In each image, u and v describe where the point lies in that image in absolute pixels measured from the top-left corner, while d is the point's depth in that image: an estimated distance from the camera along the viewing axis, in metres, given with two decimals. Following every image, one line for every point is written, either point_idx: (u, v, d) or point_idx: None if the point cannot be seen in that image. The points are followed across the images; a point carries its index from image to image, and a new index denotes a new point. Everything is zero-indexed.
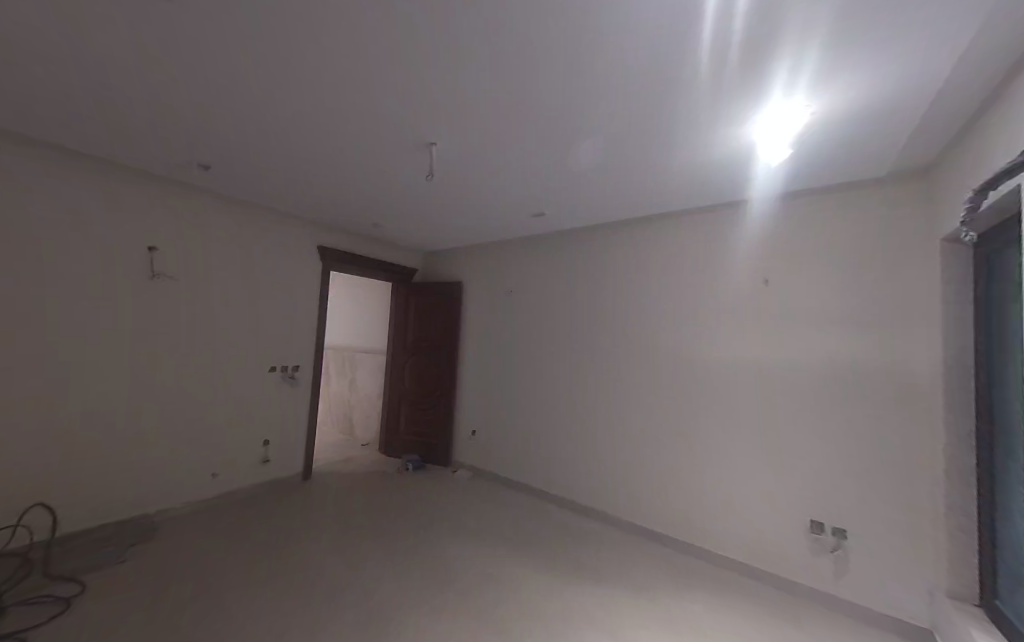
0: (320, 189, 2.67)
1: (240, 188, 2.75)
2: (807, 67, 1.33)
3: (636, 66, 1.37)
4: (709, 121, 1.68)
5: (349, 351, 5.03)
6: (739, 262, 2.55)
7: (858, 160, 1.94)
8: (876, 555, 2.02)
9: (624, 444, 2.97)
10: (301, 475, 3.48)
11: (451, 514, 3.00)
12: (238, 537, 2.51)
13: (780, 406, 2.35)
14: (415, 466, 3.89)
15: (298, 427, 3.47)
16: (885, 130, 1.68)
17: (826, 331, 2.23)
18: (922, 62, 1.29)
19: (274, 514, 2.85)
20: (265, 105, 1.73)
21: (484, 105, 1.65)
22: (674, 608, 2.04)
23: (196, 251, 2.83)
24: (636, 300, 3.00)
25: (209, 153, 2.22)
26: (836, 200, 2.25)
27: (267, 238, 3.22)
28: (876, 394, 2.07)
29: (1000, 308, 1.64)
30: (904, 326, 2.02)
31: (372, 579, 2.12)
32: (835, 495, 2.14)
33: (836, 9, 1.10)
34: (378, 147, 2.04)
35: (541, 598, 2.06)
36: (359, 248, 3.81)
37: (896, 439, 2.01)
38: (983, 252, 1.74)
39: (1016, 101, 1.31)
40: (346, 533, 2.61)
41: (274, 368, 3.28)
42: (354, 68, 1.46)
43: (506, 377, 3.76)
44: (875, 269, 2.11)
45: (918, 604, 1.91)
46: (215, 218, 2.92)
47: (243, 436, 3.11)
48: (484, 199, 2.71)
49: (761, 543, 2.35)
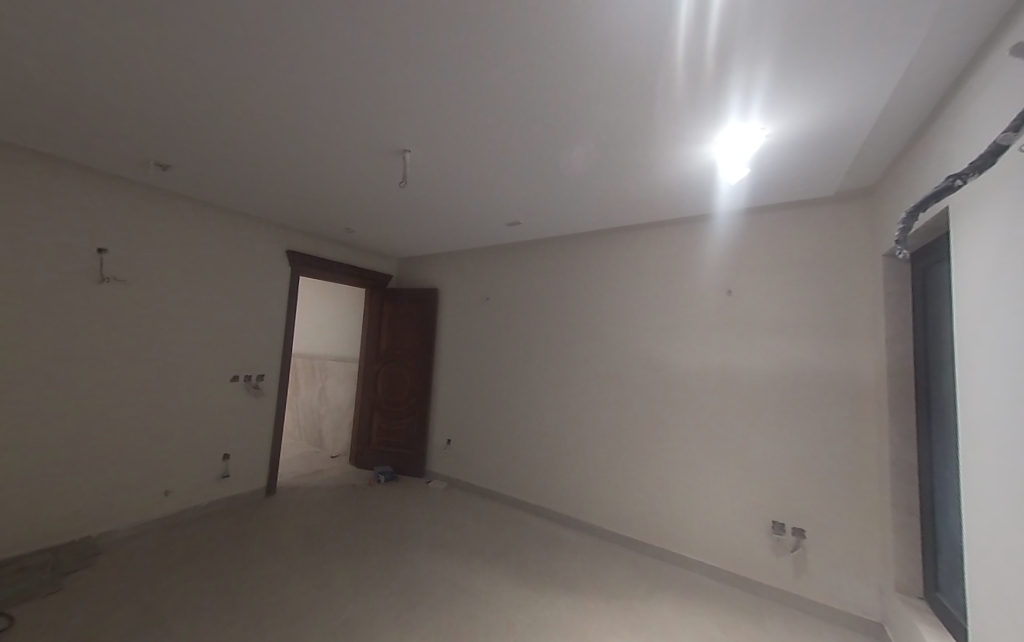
0: (285, 193, 2.56)
1: (203, 190, 2.58)
2: (767, 88, 1.34)
3: (606, 77, 1.33)
4: (670, 139, 1.69)
5: (321, 359, 4.89)
6: (706, 271, 2.58)
7: (809, 181, 2.02)
8: (832, 553, 2.07)
9: (598, 454, 2.93)
10: (265, 490, 3.25)
11: (422, 525, 2.88)
12: (193, 556, 2.34)
13: (760, 417, 2.33)
14: (387, 478, 3.77)
15: (264, 440, 3.25)
16: (833, 154, 1.75)
17: (789, 340, 2.26)
18: (870, 90, 1.33)
19: (234, 530, 2.68)
20: (227, 101, 1.59)
21: (453, 116, 1.60)
22: (644, 614, 2.02)
23: (153, 254, 2.62)
24: (607, 308, 3.00)
25: (167, 150, 2.03)
26: (790, 215, 2.33)
27: (235, 243, 3.04)
28: (833, 399, 2.12)
29: (935, 322, 1.69)
30: (857, 335, 2.09)
31: (338, 598, 2.01)
32: (798, 498, 2.17)
33: (802, 29, 1.10)
34: (347, 150, 1.93)
35: (513, 609, 2.00)
36: (330, 253, 3.68)
37: (850, 441, 2.07)
38: (917, 267, 1.79)
39: (943, 127, 1.39)
40: (310, 549, 2.47)
41: (236, 377, 3.07)
42: (323, 66, 1.36)
43: (480, 385, 3.71)
44: (834, 280, 2.16)
45: (869, 600, 1.97)
46: (175, 218, 2.72)
47: (201, 450, 2.87)
48: (455, 207, 2.65)
49: (727, 547, 2.36)
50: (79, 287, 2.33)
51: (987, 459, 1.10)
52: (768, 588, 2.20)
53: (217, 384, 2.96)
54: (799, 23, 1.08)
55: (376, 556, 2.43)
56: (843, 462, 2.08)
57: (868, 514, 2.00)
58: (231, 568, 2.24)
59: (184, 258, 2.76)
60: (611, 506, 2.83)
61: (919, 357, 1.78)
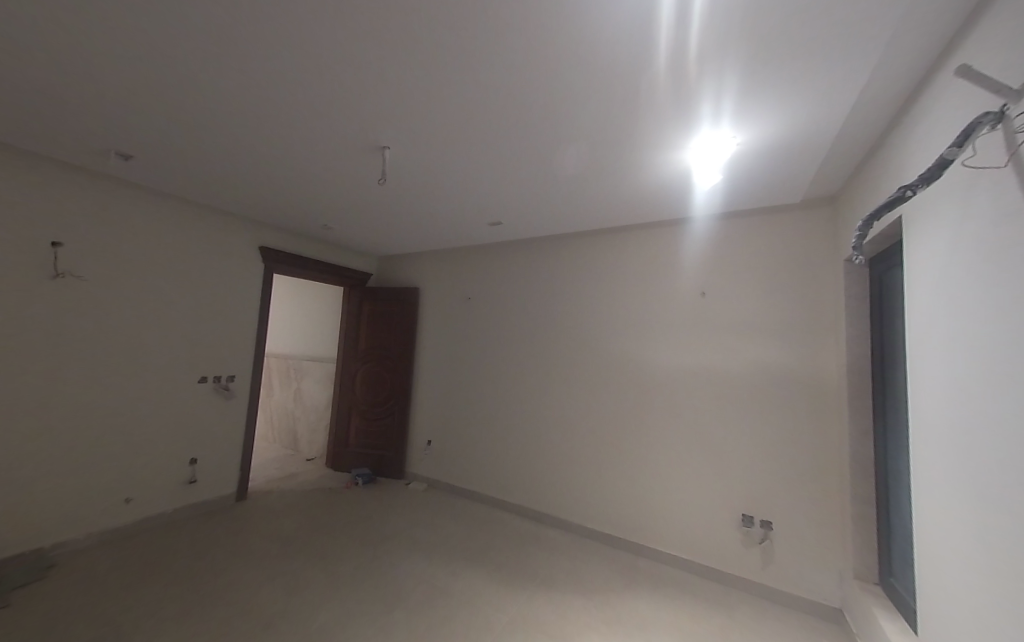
0: (259, 189, 2.47)
1: (169, 183, 2.46)
2: (740, 95, 1.38)
3: (586, 80, 1.35)
4: (648, 144, 1.73)
5: (296, 359, 4.75)
6: (683, 273, 2.66)
7: (777, 189, 2.11)
8: (796, 544, 2.17)
9: (578, 452, 2.97)
10: (235, 496, 3.12)
11: (401, 528, 2.84)
12: (157, 566, 2.23)
13: (731, 415, 2.41)
14: (365, 481, 3.69)
15: (234, 443, 3.13)
16: (799, 163, 1.83)
17: (759, 340, 2.36)
18: (833, 103, 1.40)
19: (202, 538, 2.57)
20: (194, 91, 1.52)
21: (432, 114, 1.59)
22: (621, 608, 2.07)
23: (114, 249, 2.48)
24: (588, 309, 3.03)
25: (129, 140, 1.92)
26: (761, 220, 2.42)
27: (205, 238, 2.91)
28: (799, 397, 2.23)
29: (890, 323, 1.80)
30: (820, 335, 2.20)
31: (312, 605, 1.96)
32: (767, 492, 2.27)
33: (776, 38, 1.13)
34: (324, 146, 1.88)
35: (492, 609, 2.01)
36: (306, 250, 3.58)
37: (813, 436, 2.18)
38: (875, 271, 1.90)
39: (896, 141, 1.48)
40: (283, 555, 2.40)
41: (205, 377, 2.94)
42: (298, 60, 1.33)
43: (461, 385, 3.69)
44: (801, 284, 2.27)
45: (830, 587, 2.07)
46: (138, 211, 2.58)
47: (166, 455, 2.74)
48: (436, 206, 2.63)
49: (700, 541, 2.43)
50: (31, 283, 2.19)
51: (935, 451, 1.17)
52: (738, 579, 2.29)
53: (182, 385, 2.83)
54: (773, 33, 1.12)
55: (352, 560, 2.38)
56: (808, 457, 2.18)
57: (830, 505, 2.11)
58: (198, 577, 2.15)
59: (148, 253, 2.63)
60: (590, 504, 2.87)
61: (876, 356, 1.89)
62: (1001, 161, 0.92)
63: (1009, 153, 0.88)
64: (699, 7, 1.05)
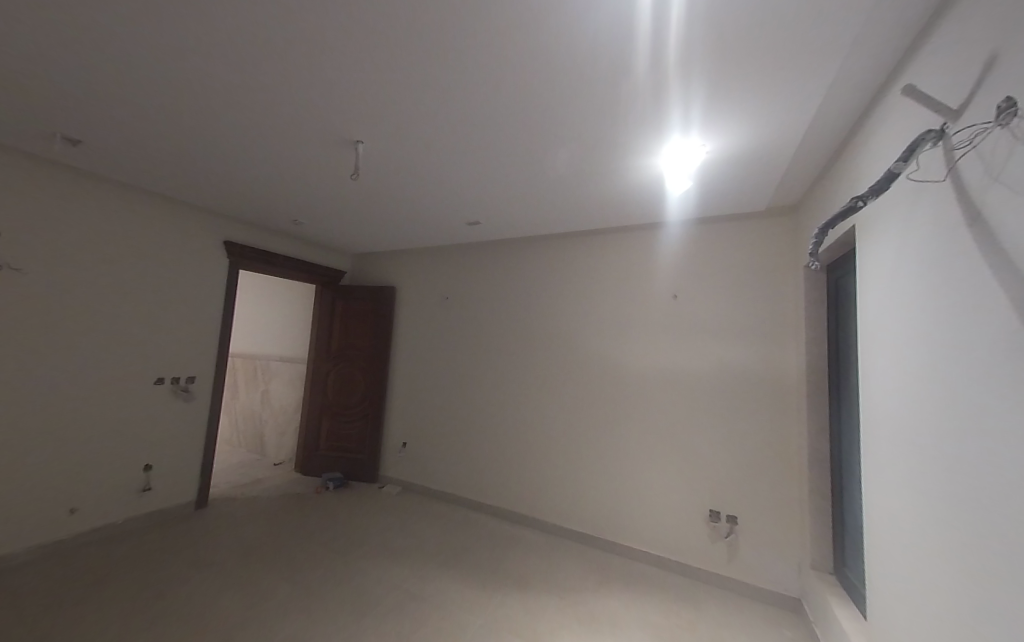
0: (224, 181, 2.35)
1: (124, 171, 2.30)
2: (711, 105, 1.43)
3: (566, 82, 1.35)
4: (623, 148, 1.76)
5: (263, 359, 4.56)
6: (657, 276, 2.72)
7: (745, 196, 2.20)
8: (758, 537, 2.26)
9: (553, 452, 2.98)
10: (194, 503, 2.96)
11: (373, 533, 2.76)
12: (104, 580, 2.08)
13: (701, 414, 2.48)
14: (336, 485, 3.58)
15: (194, 448, 2.96)
16: (764, 172, 1.91)
17: (727, 342, 2.44)
18: (795, 116, 1.47)
19: (156, 548, 2.41)
20: (151, 76, 1.43)
21: (407, 110, 1.56)
22: (594, 607, 2.09)
23: (59, 240, 2.31)
24: (565, 310, 3.06)
25: (77, 124, 1.79)
26: (729, 226, 2.52)
27: (163, 230, 2.75)
28: (762, 396, 2.32)
29: (845, 327, 1.91)
30: (782, 337, 2.30)
31: (277, 617, 1.88)
32: (732, 488, 2.35)
33: (745, 51, 1.17)
34: (293, 139, 1.81)
35: (465, 612, 1.99)
36: (275, 246, 3.44)
37: (775, 434, 2.28)
38: (831, 276, 2.01)
39: (850, 155, 1.57)
40: (246, 566, 2.28)
41: (162, 379, 2.78)
42: (264, 49, 1.27)
43: (436, 385, 3.64)
44: (765, 288, 2.37)
45: (789, 577, 2.17)
46: (88, 200, 2.41)
47: (117, 461, 2.57)
48: (411, 205, 2.59)
49: (670, 537, 2.49)
50: None
51: (883, 451, 1.25)
52: (706, 573, 2.36)
53: (136, 386, 2.65)
54: (741, 46, 1.16)
55: (320, 569, 2.30)
56: (770, 453, 2.28)
57: (790, 499, 2.21)
58: (150, 591, 2.01)
59: (97, 246, 2.46)
60: (564, 503, 2.89)
61: (832, 357, 2.00)
62: (940, 175, 0.99)
63: (948, 168, 0.96)
64: (676, 12, 1.06)
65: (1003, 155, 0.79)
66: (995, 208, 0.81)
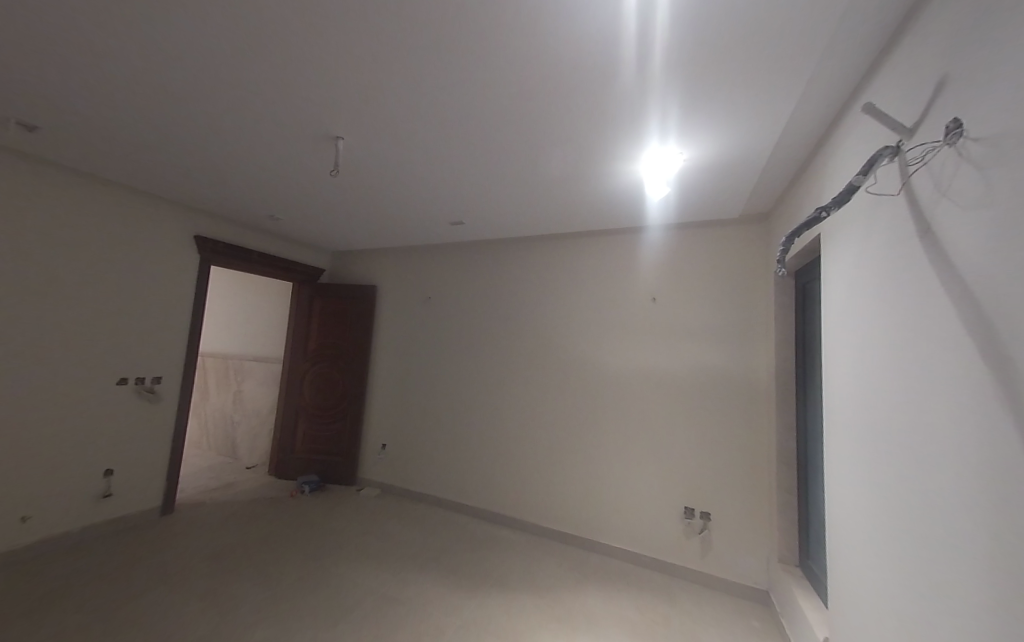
0: (195, 173, 2.26)
1: (87, 160, 2.18)
2: (691, 113, 1.47)
3: (551, 85, 1.37)
4: (607, 152, 1.79)
5: (236, 359, 4.40)
6: (637, 278, 2.77)
7: (720, 203, 2.28)
8: (729, 532, 2.34)
9: (534, 452, 3.00)
10: (160, 508, 2.82)
11: (350, 537, 2.71)
12: (58, 593, 1.96)
13: (677, 414, 2.55)
14: (312, 488, 3.49)
15: (159, 451, 2.83)
16: (739, 181, 1.99)
17: (702, 344, 2.52)
18: (766, 128, 1.53)
19: (118, 557, 2.29)
20: (119, 63, 1.36)
21: (390, 107, 1.53)
22: (573, 606, 2.11)
23: (13, 231, 2.16)
24: (547, 311, 3.07)
25: (33, 108, 1.67)
26: (706, 231, 2.59)
27: (128, 224, 2.62)
28: (735, 396, 2.41)
29: (811, 330, 2.00)
30: (754, 340, 2.39)
31: (248, 625, 1.81)
32: (707, 485, 2.42)
33: (723, 61, 1.20)
34: (270, 133, 1.76)
35: (444, 615, 1.98)
36: (249, 242, 3.32)
37: (747, 432, 2.36)
38: (799, 282, 2.11)
39: (816, 167, 1.66)
40: (215, 573, 2.19)
41: (126, 379, 2.65)
42: (240, 40, 1.23)
43: (417, 386, 3.60)
44: (739, 292, 2.46)
45: (758, 570, 2.26)
46: (47, 190, 2.28)
47: (75, 466, 2.42)
48: (392, 203, 2.56)
49: (648, 534, 2.55)
50: None
51: (843, 445, 1.33)
52: (681, 569, 2.42)
53: (97, 387, 2.52)
54: (719, 57, 1.19)
55: (294, 575, 2.23)
56: (742, 451, 2.36)
57: (759, 495, 2.30)
58: (109, 603, 1.91)
59: (55, 238, 2.32)
60: (545, 503, 2.90)
61: (799, 358, 2.10)
62: (896, 188, 1.06)
63: (902, 182, 1.02)
64: (661, 15, 1.07)
65: (950, 171, 0.85)
66: (943, 219, 0.88)
